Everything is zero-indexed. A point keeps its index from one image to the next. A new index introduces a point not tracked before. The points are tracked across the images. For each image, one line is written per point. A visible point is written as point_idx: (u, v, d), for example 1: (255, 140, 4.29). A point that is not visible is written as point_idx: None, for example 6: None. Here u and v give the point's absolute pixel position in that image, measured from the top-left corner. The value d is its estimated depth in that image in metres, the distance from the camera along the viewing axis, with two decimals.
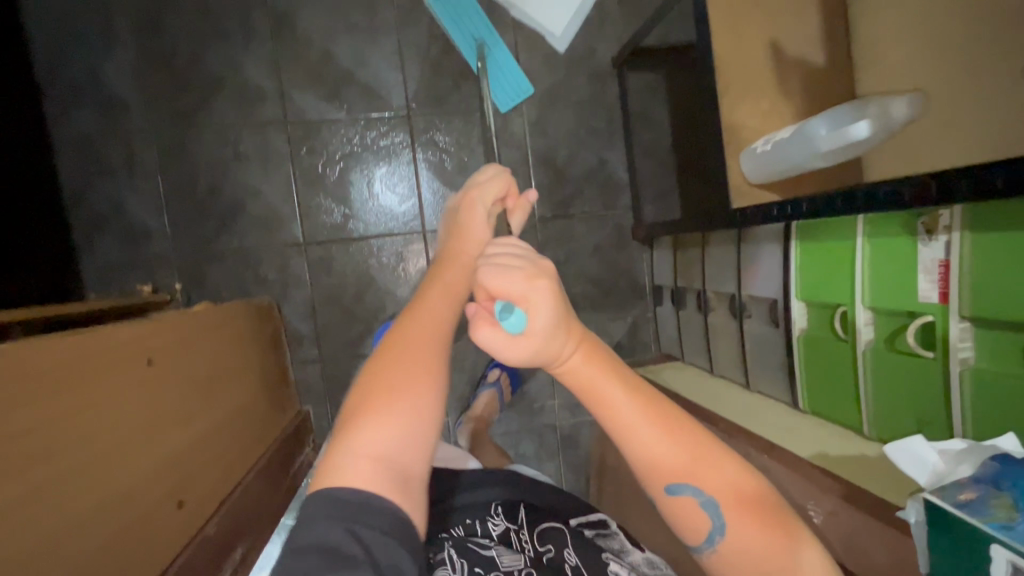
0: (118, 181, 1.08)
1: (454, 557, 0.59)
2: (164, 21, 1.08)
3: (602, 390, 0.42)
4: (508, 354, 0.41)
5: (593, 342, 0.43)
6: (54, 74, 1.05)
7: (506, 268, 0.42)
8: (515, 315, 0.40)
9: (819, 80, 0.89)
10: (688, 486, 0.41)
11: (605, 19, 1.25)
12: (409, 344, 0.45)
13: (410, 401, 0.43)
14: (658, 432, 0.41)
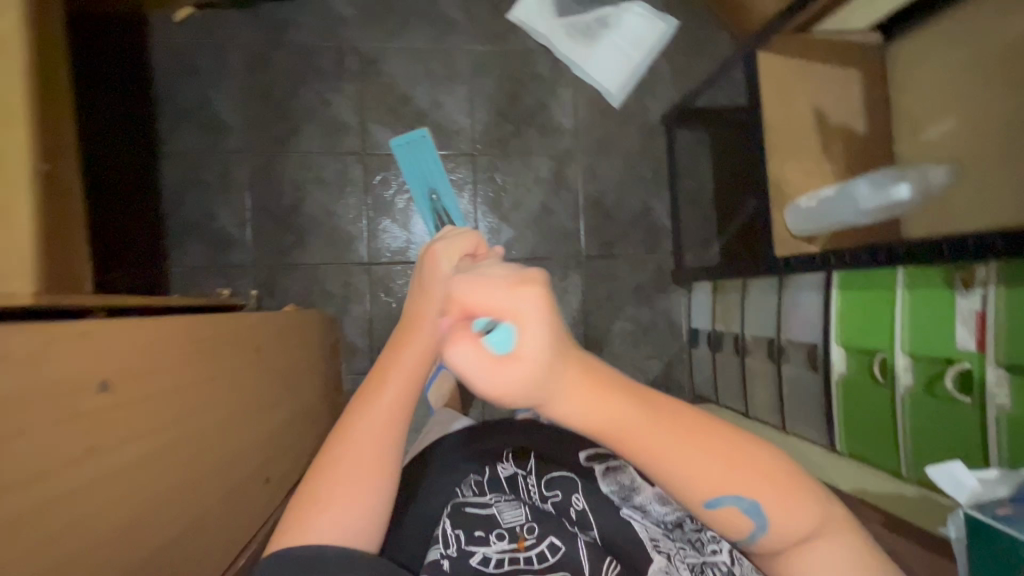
0: (211, 193, 1.19)
1: (450, 528, 0.62)
2: (270, 59, 1.22)
3: (617, 416, 0.39)
4: (486, 373, 0.37)
5: (590, 362, 0.40)
6: (168, 97, 1.19)
7: (489, 282, 0.39)
8: (502, 332, 0.37)
9: (858, 149, 0.98)
10: (729, 498, 0.39)
11: (658, 80, 1.36)
12: (362, 435, 0.54)
13: (356, 486, 0.52)
14: (682, 443, 0.39)
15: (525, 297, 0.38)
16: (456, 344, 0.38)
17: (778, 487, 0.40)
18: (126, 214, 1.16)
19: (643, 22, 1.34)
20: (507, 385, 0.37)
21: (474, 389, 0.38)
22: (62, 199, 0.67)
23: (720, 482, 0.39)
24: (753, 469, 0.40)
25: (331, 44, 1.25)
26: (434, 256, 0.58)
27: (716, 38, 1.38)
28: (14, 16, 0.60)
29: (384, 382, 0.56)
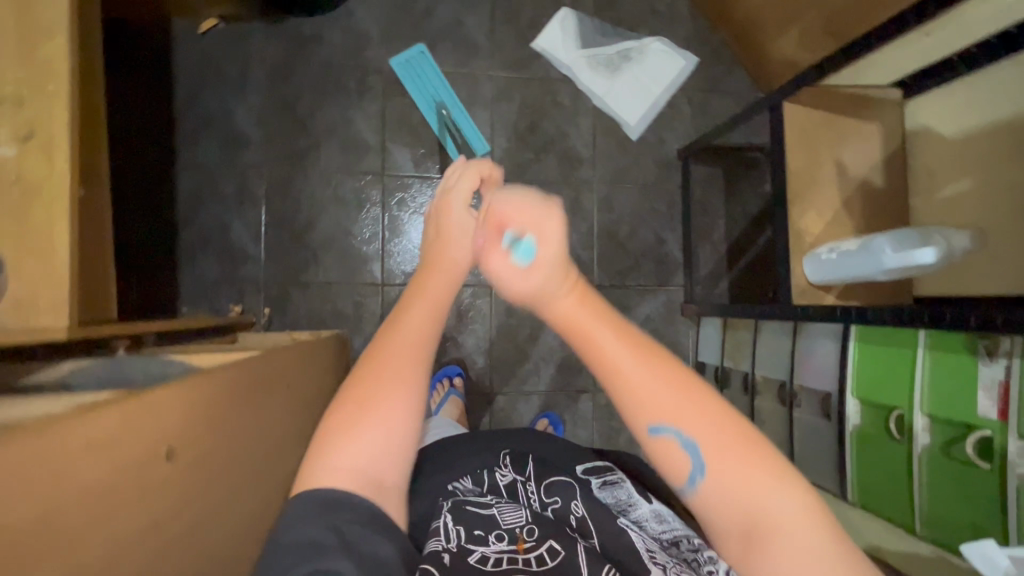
0: (227, 208, 1.18)
1: (449, 524, 0.61)
2: (294, 73, 1.21)
3: (589, 333, 0.51)
4: (515, 276, 0.57)
5: (585, 291, 0.54)
6: (188, 107, 1.17)
7: (521, 208, 0.58)
8: (525, 245, 0.57)
9: (875, 201, 1.00)
10: (670, 428, 0.49)
11: (677, 114, 1.38)
12: (392, 357, 0.57)
13: (385, 409, 0.54)
14: (641, 370, 0.50)
15: (547, 224, 0.57)
16: (492, 257, 0.59)
17: (717, 437, 0.49)
18: (138, 225, 1.14)
19: (664, 57, 1.36)
20: (527, 284, 0.55)
21: (505, 289, 0.58)
22: (92, 224, 0.67)
23: (660, 413, 0.49)
24: (697, 412, 0.49)
25: (357, 61, 1.24)
26: (448, 203, 0.70)
27: (735, 75, 1.40)
28: (60, 42, 0.58)
29: (411, 307, 0.61)
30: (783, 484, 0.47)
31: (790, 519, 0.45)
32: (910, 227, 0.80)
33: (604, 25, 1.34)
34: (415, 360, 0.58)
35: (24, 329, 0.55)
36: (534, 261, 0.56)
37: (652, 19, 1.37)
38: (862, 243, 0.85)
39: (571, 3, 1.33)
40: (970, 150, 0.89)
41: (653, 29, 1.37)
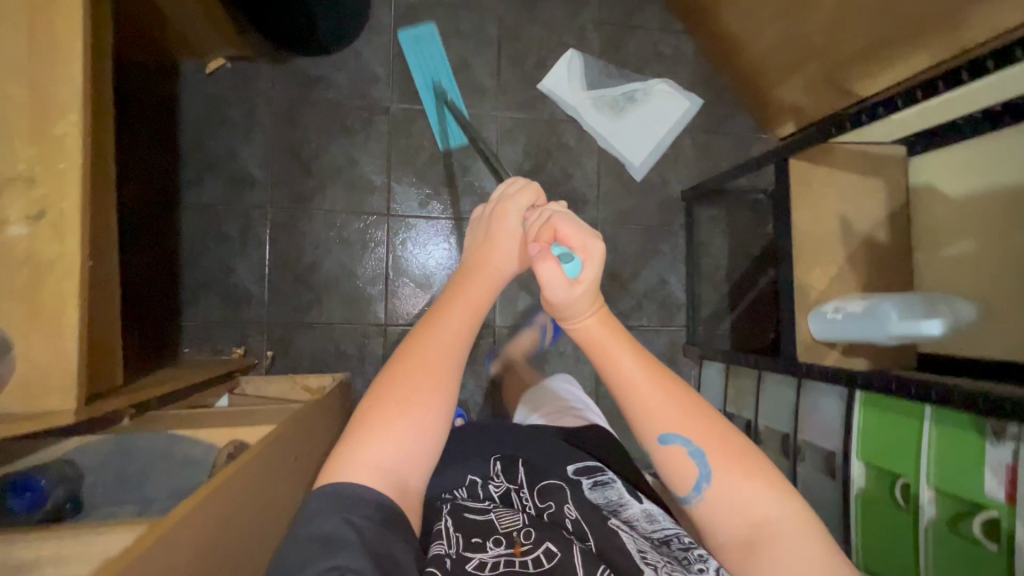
0: (231, 248, 1.18)
1: (449, 530, 0.61)
2: (300, 114, 1.22)
3: (611, 350, 0.61)
4: (557, 286, 0.62)
5: (609, 316, 0.63)
6: (193, 147, 1.17)
7: (578, 228, 0.65)
8: (573, 264, 0.64)
9: (879, 257, 1.01)
10: (677, 438, 0.58)
11: (680, 156, 1.39)
12: (429, 361, 0.58)
13: (416, 411, 0.55)
14: (654, 387, 0.59)
15: (593, 244, 0.64)
16: (544, 264, 0.62)
17: (719, 448, 0.57)
18: (139, 268, 1.13)
19: (668, 99, 1.37)
20: (568, 292, 0.62)
21: (549, 295, 0.63)
22: (99, 291, 0.66)
23: (671, 423, 0.58)
24: (702, 426, 0.58)
25: (364, 102, 1.25)
26: (503, 212, 0.71)
27: (739, 116, 1.41)
28: (73, 119, 0.58)
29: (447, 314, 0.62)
30: (778, 488, 0.56)
31: (780, 523, 0.54)
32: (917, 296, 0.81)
33: (609, 67, 1.35)
34: (447, 364, 0.59)
35: (31, 416, 0.54)
36: (580, 275, 0.63)
37: (656, 61, 1.38)
38: (867, 306, 0.85)
39: (577, 45, 1.34)
40: (969, 213, 0.90)
41: (657, 71, 1.38)
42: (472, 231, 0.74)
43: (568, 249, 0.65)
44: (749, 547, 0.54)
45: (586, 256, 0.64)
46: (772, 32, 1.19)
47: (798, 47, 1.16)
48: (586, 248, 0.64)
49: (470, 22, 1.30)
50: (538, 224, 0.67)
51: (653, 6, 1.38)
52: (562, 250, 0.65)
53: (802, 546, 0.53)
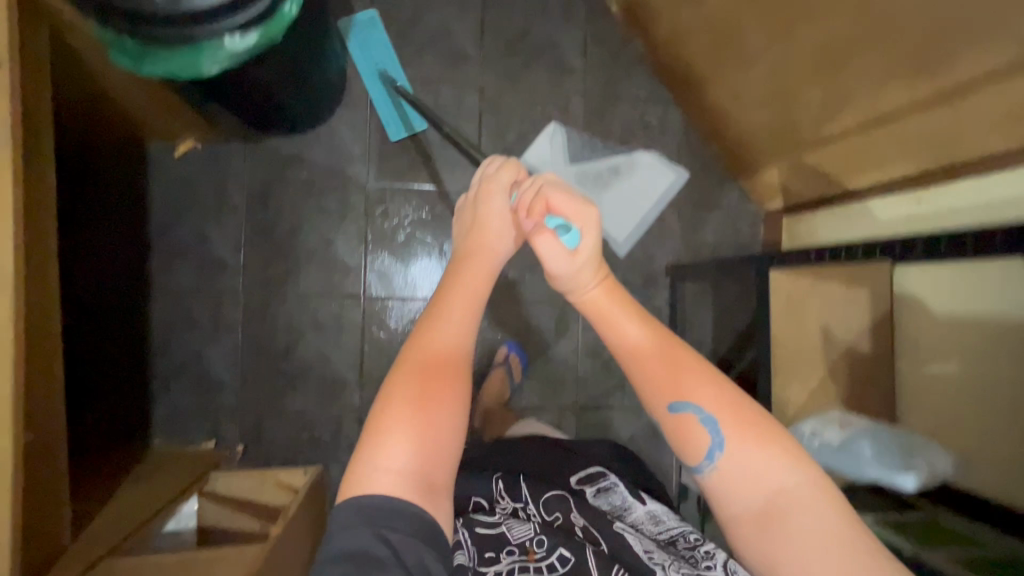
0: (203, 336, 1.16)
1: (466, 540, 0.66)
2: (274, 195, 1.19)
3: (616, 319, 0.59)
4: (558, 258, 0.63)
5: (614, 285, 0.62)
6: (162, 232, 1.14)
7: (567, 201, 0.66)
8: (570, 235, 0.65)
9: (862, 368, 0.98)
10: (688, 405, 0.55)
11: (665, 230, 1.36)
12: (435, 351, 0.56)
13: (433, 409, 0.53)
14: (657, 351, 0.57)
15: (588, 212, 0.65)
16: (540, 238, 0.64)
17: (735, 417, 0.54)
18: (108, 357, 1.11)
19: (653, 171, 1.34)
20: (568, 262, 0.62)
21: (549, 268, 0.63)
22: (37, 460, 0.70)
23: (682, 391, 0.55)
24: (713, 394, 0.55)
25: (340, 181, 1.22)
26: (488, 193, 0.71)
27: (727, 188, 1.38)
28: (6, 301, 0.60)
29: (448, 306, 0.59)
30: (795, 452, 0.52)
31: (796, 492, 0.51)
32: (896, 441, 0.81)
33: (593, 139, 1.32)
34: (454, 350, 0.57)
35: None
36: (580, 243, 0.64)
37: (642, 131, 1.35)
38: (844, 438, 0.83)
39: (560, 117, 1.31)
40: (947, 335, 0.88)
41: (644, 142, 1.35)
42: (460, 219, 0.74)
43: (563, 219, 0.66)
44: (766, 518, 0.51)
45: (582, 224, 0.65)
46: (759, 115, 1.16)
47: (786, 133, 1.13)
48: (581, 215, 0.65)
49: (450, 96, 1.27)
50: (527, 199, 0.68)
51: (640, 75, 1.35)
52: (558, 220, 0.66)
53: (817, 517, 0.49)
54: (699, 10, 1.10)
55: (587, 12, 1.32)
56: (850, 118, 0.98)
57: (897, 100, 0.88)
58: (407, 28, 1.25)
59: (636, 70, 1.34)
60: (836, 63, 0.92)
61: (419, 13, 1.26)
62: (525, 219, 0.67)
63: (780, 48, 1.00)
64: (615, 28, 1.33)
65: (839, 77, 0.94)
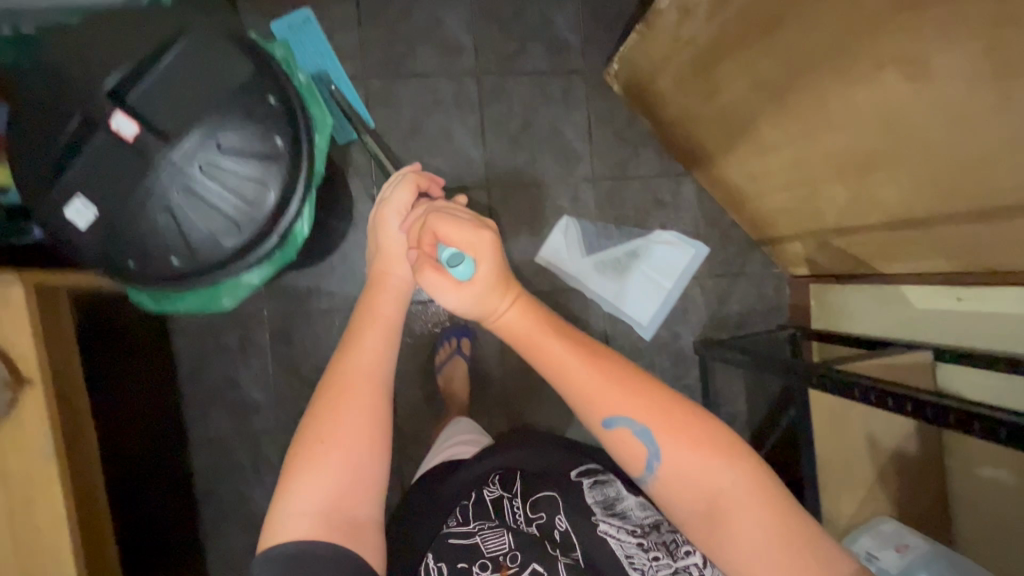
0: (246, 477, 1.17)
1: (433, 562, 0.70)
2: (296, 329, 1.19)
3: (533, 338, 0.55)
4: (450, 292, 0.56)
5: (526, 301, 0.56)
6: (192, 385, 1.15)
7: (457, 224, 0.58)
8: (465, 266, 0.56)
9: (911, 469, 0.97)
10: (620, 420, 0.53)
11: (690, 306, 1.34)
12: (345, 387, 0.57)
13: (344, 448, 0.55)
14: (582, 362, 0.54)
15: (479, 237, 0.57)
16: (427, 270, 0.57)
17: (665, 422, 0.53)
18: (154, 510, 1.14)
19: (673, 249, 1.31)
20: (460, 298, 0.56)
21: (443, 304, 0.57)
22: None
23: (612, 407, 0.53)
24: (645, 400, 0.53)
25: (358, 305, 1.21)
26: (386, 222, 0.72)
27: (749, 255, 1.35)
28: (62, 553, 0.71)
29: (362, 334, 0.61)
30: (731, 452, 0.52)
31: (733, 493, 0.51)
32: None
33: (608, 225, 1.30)
34: (369, 386, 0.58)
35: None
36: (472, 275, 0.55)
37: (657, 209, 1.32)
38: (903, 567, 0.83)
39: (572, 207, 1.28)
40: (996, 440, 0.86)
41: (659, 220, 1.32)
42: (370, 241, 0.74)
43: (454, 250, 0.57)
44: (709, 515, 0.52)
45: (474, 252, 0.56)
46: (779, 198, 1.12)
47: (807, 217, 1.10)
48: (471, 243, 0.57)
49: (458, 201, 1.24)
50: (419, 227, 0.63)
51: (649, 151, 1.31)
52: (449, 251, 0.57)
53: (764, 515, 0.50)
54: (708, 103, 1.06)
55: (588, 96, 1.28)
56: (877, 216, 0.95)
57: (931, 209, 0.85)
58: (408, 140, 1.22)
59: (644, 147, 1.31)
60: (861, 167, 0.88)
61: (417, 122, 1.23)
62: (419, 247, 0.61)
63: (799, 146, 0.96)
64: (619, 107, 1.29)
65: (866, 181, 0.90)
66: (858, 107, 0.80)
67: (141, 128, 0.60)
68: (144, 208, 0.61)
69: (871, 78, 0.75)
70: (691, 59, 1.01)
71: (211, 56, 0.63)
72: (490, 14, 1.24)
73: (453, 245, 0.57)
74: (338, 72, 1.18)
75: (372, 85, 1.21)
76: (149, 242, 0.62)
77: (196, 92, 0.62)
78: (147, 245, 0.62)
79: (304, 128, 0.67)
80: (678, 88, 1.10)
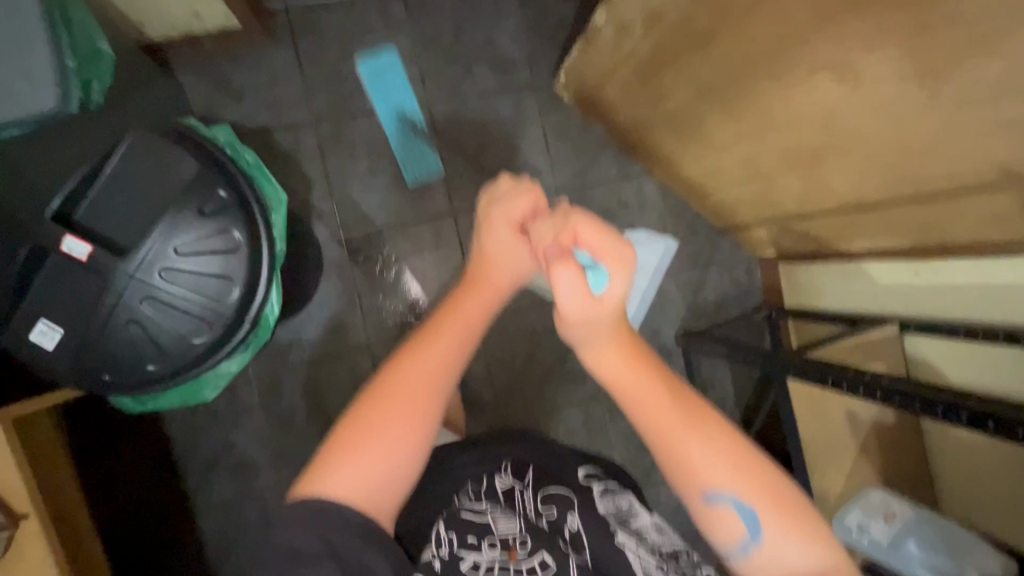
0: (255, 536, 1.18)
1: (443, 532, 0.73)
2: (284, 383, 1.19)
3: (647, 394, 0.56)
4: (580, 297, 0.53)
5: (639, 356, 0.57)
6: (189, 453, 1.16)
7: (602, 232, 0.55)
8: (600, 277, 0.54)
9: (891, 437, 1.01)
10: (727, 498, 0.54)
11: (667, 301, 1.36)
12: (415, 378, 0.61)
13: (390, 432, 0.58)
14: (694, 431, 0.54)
15: (623, 253, 0.54)
16: (563, 270, 0.53)
17: (774, 511, 0.54)
18: None
19: (643, 249, 1.32)
20: (588, 308, 0.53)
21: (562, 305, 0.53)
22: None
23: (722, 481, 0.54)
24: (747, 479, 0.54)
25: (342, 350, 1.21)
26: (492, 222, 0.68)
27: (717, 243, 1.38)
28: None
29: (439, 334, 0.64)
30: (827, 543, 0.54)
31: None
32: (943, 541, 0.86)
33: None
34: (431, 386, 0.61)
35: None
36: (603, 290, 0.54)
37: (623, 212, 1.33)
38: (891, 536, 0.88)
39: None
40: None
41: (627, 222, 1.34)
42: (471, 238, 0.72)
43: (589, 255, 0.55)
44: None
45: (614, 264, 0.54)
46: (738, 191, 1.14)
47: (766, 206, 1.13)
48: (613, 254, 0.54)
49: (426, 234, 1.24)
50: (548, 227, 0.59)
51: (607, 156, 1.32)
52: (585, 257, 0.55)
53: None
54: (657, 108, 1.07)
55: (539, 110, 1.29)
56: (829, 202, 0.98)
57: (879, 194, 0.88)
58: (367, 179, 1.22)
59: (602, 152, 1.32)
60: (808, 161, 0.91)
61: (373, 160, 1.22)
62: (546, 244, 0.58)
63: (749, 144, 0.98)
64: (572, 117, 1.30)
65: (814, 173, 0.93)
66: (798, 109, 0.81)
67: (93, 246, 0.66)
68: (114, 319, 0.67)
69: (807, 82, 0.75)
70: (634, 70, 1.02)
71: (150, 164, 0.68)
72: (431, 42, 1.24)
73: (591, 252, 0.55)
74: (416, 112, 1.23)
75: (323, 129, 1.20)
76: (120, 351, 0.68)
77: (146, 202, 0.68)
78: (118, 354, 0.68)
79: (255, 210, 0.71)
80: (626, 97, 1.11)
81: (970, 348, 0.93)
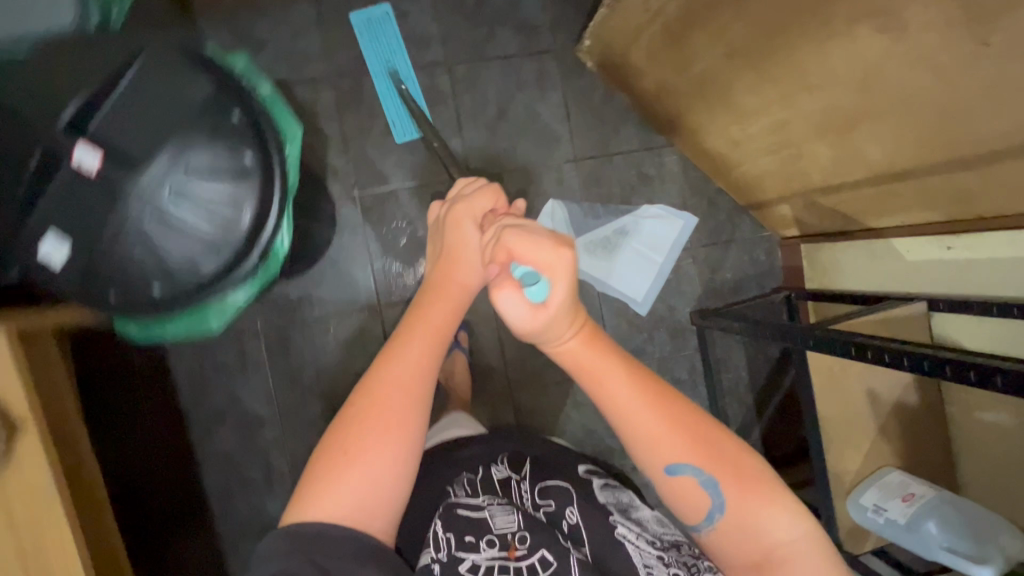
0: (258, 491, 1.18)
1: (440, 532, 0.69)
2: (291, 339, 1.19)
3: (599, 369, 0.55)
4: (526, 316, 0.53)
5: (592, 331, 0.56)
6: (195, 405, 1.15)
7: (535, 240, 0.54)
8: (540, 285, 0.53)
9: (910, 420, 0.98)
10: (687, 470, 0.53)
11: (683, 278, 1.33)
12: (392, 390, 0.55)
13: (376, 455, 0.53)
14: (646, 404, 0.54)
15: (558, 259, 0.52)
16: (502, 292, 0.53)
17: (734, 476, 0.53)
18: (171, 530, 1.15)
19: (661, 223, 1.31)
20: (535, 323, 0.53)
21: (511, 325, 0.54)
22: None
23: (677, 456, 0.53)
24: (705, 448, 0.54)
25: (352, 309, 1.20)
26: (457, 218, 0.68)
27: (738, 221, 1.34)
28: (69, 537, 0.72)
29: (408, 338, 0.58)
30: (787, 504, 0.53)
31: (795, 547, 0.52)
32: (965, 522, 0.81)
33: (594, 205, 1.29)
34: (405, 396, 0.55)
35: None
36: (546, 298, 0.52)
37: (642, 184, 1.30)
38: (909, 516, 0.84)
39: (556, 190, 1.27)
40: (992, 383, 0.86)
41: (646, 195, 1.31)
42: (434, 235, 0.71)
43: (529, 269, 0.53)
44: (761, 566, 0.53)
45: (552, 274, 0.53)
46: (763, 162, 1.11)
47: (790, 179, 1.09)
48: (551, 264, 0.53)
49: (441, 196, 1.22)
50: (490, 244, 0.58)
51: (628, 126, 1.29)
52: (523, 269, 0.54)
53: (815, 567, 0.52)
54: (684, 73, 1.04)
55: (562, 76, 1.26)
56: (858, 172, 0.95)
57: (909, 160, 0.85)
58: (384, 138, 1.20)
59: (623, 123, 1.29)
60: (841, 126, 0.87)
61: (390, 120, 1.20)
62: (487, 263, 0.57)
63: (778, 109, 0.94)
64: (595, 84, 1.27)
65: (844, 140, 0.90)
66: (833, 67, 0.78)
67: (103, 153, 0.66)
68: (122, 244, 0.68)
69: (847, 35, 0.72)
70: (663, 31, 0.99)
71: (163, 89, 0.67)
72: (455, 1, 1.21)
73: (528, 263, 0.53)
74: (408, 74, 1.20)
75: (342, 86, 1.19)
76: (132, 276, 0.69)
77: (157, 122, 0.67)
78: (130, 277, 0.69)
79: (270, 145, 0.72)
80: (652, 61, 1.08)
81: (1000, 326, 0.89)
